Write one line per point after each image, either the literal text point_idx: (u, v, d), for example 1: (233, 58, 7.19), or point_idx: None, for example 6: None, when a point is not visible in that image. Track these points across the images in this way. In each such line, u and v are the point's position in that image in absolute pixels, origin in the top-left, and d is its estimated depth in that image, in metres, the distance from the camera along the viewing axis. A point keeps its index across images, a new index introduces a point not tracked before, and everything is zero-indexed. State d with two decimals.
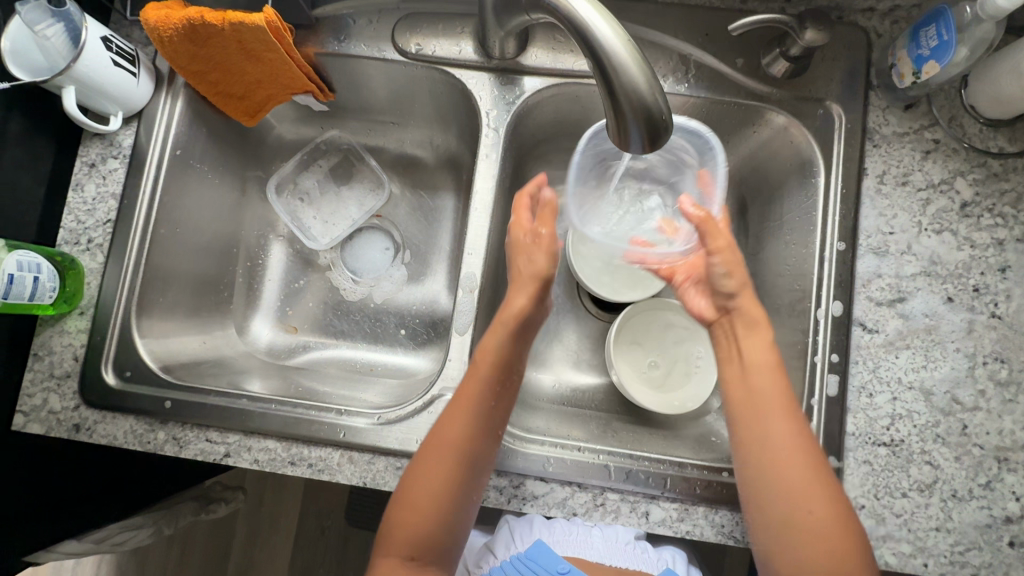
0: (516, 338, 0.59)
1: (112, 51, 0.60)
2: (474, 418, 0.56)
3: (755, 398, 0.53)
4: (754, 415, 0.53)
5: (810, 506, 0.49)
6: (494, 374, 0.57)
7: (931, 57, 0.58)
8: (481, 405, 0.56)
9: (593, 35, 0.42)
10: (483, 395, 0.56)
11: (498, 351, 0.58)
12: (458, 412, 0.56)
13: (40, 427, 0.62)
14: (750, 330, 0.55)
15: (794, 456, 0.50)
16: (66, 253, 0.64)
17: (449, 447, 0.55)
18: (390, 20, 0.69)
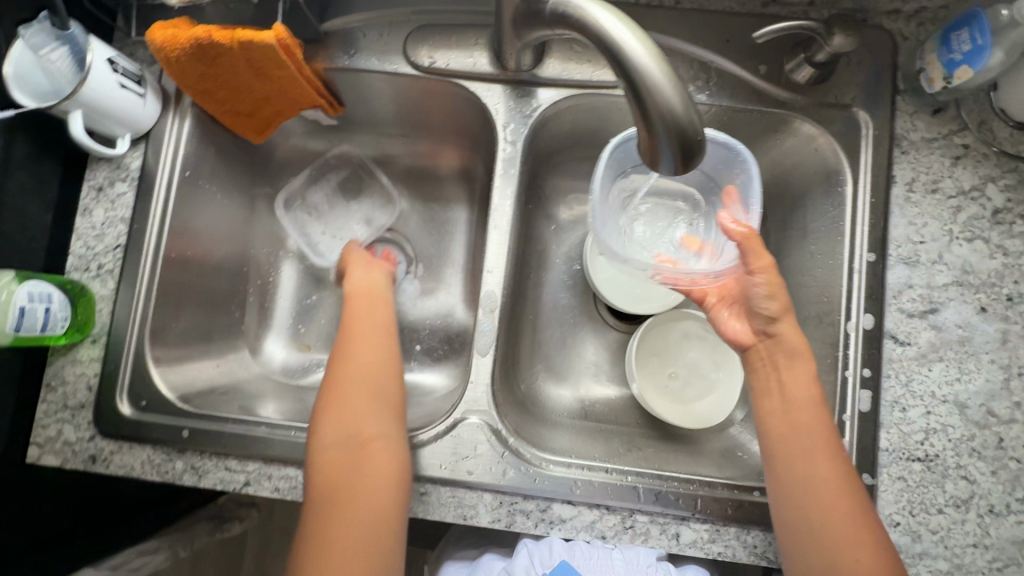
0: (380, 322, 0.64)
1: (118, 73, 0.59)
2: (361, 390, 0.57)
3: (799, 434, 0.53)
4: (796, 452, 0.53)
5: (844, 534, 0.50)
6: (367, 357, 0.60)
7: (964, 62, 0.56)
8: (363, 383, 0.58)
9: (625, 53, 0.41)
10: (364, 374, 0.59)
11: (369, 338, 0.62)
12: (338, 399, 0.57)
13: (56, 459, 0.61)
14: (796, 365, 0.55)
15: (836, 491, 0.51)
16: (76, 281, 0.63)
17: (343, 438, 0.55)
18: (400, 33, 0.68)
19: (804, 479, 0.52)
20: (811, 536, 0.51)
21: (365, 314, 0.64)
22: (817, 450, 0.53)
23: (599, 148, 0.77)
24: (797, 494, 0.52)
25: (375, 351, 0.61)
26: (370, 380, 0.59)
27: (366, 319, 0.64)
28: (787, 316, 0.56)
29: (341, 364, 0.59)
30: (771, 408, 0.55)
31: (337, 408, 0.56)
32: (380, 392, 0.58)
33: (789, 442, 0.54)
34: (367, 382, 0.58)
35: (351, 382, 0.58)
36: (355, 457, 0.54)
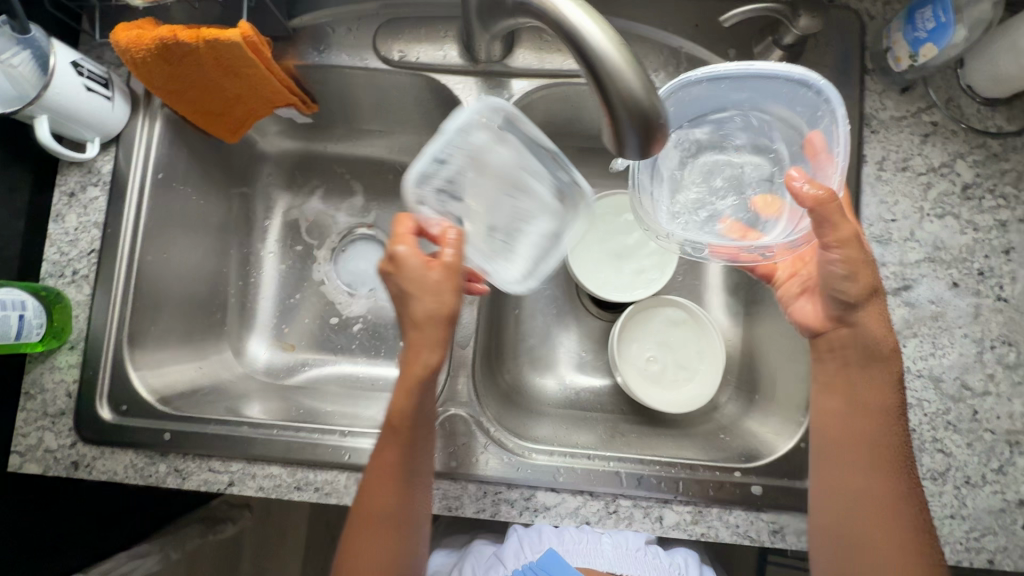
0: (411, 450, 0.52)
1: (83, 76, 0.58)
2: (389, 473, 0.52)
3: (855, 437, 0.53)
4: (850, 454, 0.53)
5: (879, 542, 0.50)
6: (394, 501, 0.52)
7: (928, 39, 0.57)
8: (388, 530, 0.52)
9: (584, 39, 0.41)
10: (387, 522, 0.52)
11: (399, 474, 0.52)
12: (358, 548, 0.52)
13: (37, 467, 0.60)
14: (867, 369, 0.53)
15: (885, 494, 0.51)
16: (51, 287, 0.62)
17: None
18: (370, 28, 0.67)
19: (854, 480, 0.53)
20: (842, 537, 0.52)
21: (399, 436, 0.52)
22: (876, 459, 0.52)
23: (575, 138, 0.77)
24: (845, 495, 0.53)
25: (403, 497, 0.52)
26: (396, 528, 0.53)
27: (397, 444, 0.52)
28: (875, 293, 0.52)
29: (368, 499, 0.52)
30: (845, 411, 0.54)
31: (358, 558, 0.52)
32: (404, 538, 0.53)
33: (851, 445, 0.53)
34: (392, 528, 0.52)
35: (375, 533, 0.52)
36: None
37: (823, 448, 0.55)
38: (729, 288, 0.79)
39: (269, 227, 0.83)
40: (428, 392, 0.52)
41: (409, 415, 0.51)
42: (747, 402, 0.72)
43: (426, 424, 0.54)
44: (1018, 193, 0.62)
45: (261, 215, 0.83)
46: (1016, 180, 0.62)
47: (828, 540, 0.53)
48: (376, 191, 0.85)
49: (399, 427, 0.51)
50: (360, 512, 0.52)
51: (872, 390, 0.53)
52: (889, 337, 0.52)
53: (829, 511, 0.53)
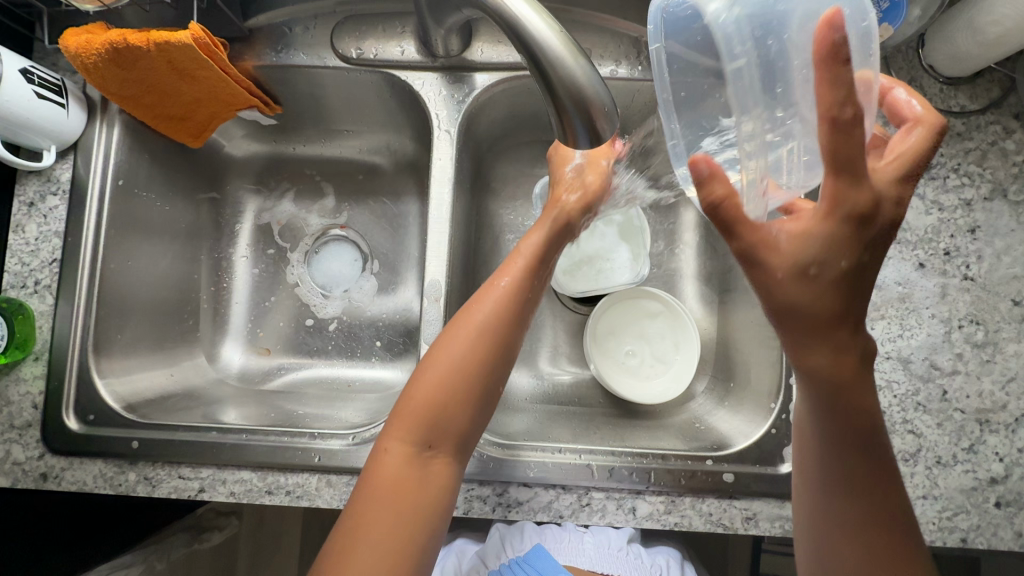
0: (533, 285, 0.55)
1: (35, 83, 0.57)
2: (466, 345, 0.50)
3: (841, 475, 0.43)
4: (840, 495, 0.44)
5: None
6: (498, 318, 0.51)
7: (883, 20, 0.56)
8: (482, 341, 0.50)
9: (523, 27, 0.40)
10: (485, 331, 0.51)
11: (510, 298, 0.52)
12: (449, 348, 0.50)
13: (6, 480, 0.60)
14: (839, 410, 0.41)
15: (879, 535, 0.43)
16: (13, 298, 0.62)
17: (436, 391, 0.49)
18: (327, 26, 0.67)
19: (843, 527, 0.44)
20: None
21: (527, 260, 0.56)
22: (864, 505, 0.43)
23: (541, 131, 0.76)
24: (828, 543, 0.46)
25: (506, 321, 0.52)
26: (490, 351, 0.50)
27: (526, 264, 0.55)
28: (799, 314, 0.37)
29: (472, 307, 0.52)
30: (829, 444, 0.43)
31: (443, 360, 0.50)
32: (492, 368, 0.50)
33: (841, 486, 0.44)
34: (486, 343, 0.50)
35: (468, 335, 0.50)
36: (437, 422, 0.48)
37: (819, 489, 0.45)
38: (702, 276, 0.79)
39: (239, 231, 0.82)
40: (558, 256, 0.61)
41: (540, 245, 0.58)
42: (723, 391, 0.72)
43: (546, 272, 0.58)
44: (983, 171, 0.62)
45: (231, 219, 0.82)
46: (980, 158, 0.62)
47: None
48: (346, 191, 0.84)
49: (529, 254, 0.56)
50: (459, 317, 0.52)
51: (849, 418, 0.41)
52: (840, 359, 0.39)
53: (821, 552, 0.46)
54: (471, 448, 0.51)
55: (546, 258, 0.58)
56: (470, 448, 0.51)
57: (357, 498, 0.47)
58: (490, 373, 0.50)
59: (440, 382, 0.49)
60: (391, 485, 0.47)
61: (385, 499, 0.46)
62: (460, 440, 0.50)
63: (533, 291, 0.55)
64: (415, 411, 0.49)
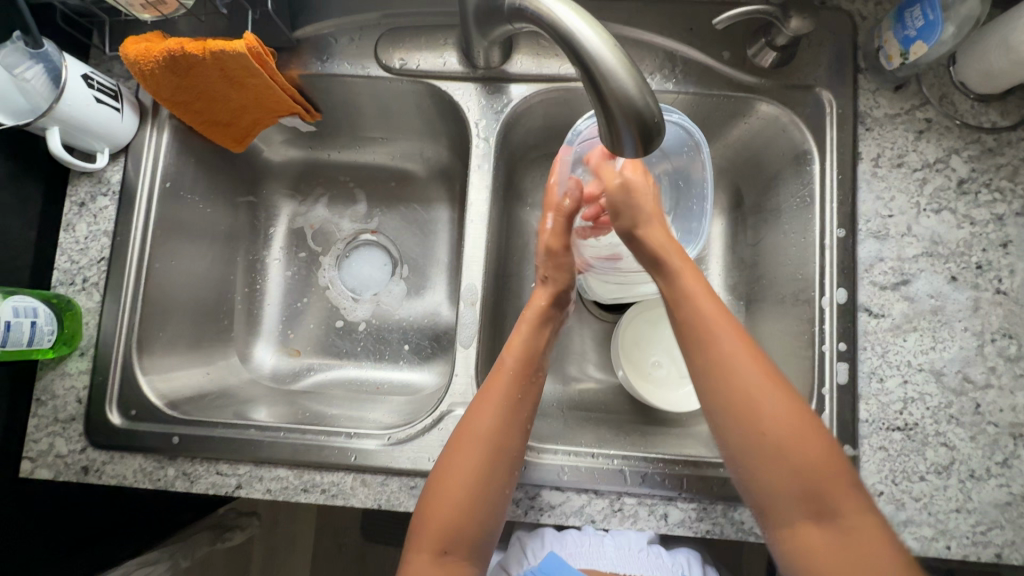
0: (528, 388, 0.58)
1: (94, 88, 0.60)
2: (473, 464, 0.54)
3: (734, 370, 0.51)
4: (745, 398, 0.50)
5: (830, 479, 0.48)
6: (498, 430, 0.55)
7: (918, 37, 0.58)
8: (485, 455, 0.54)
9: (578, 40, 0.42)
10: (483, 444, 0.54)
11: (505, 408, 0.56)
12: (455, 463, 0.54)
13: (49, 472, 0.61)
14: (693, 303, 0.55)
15: (791, 417, 0.49)
16: (62, 295, 0.64)
17: (448, 512, 0.53)
18: (371, 37, 0.69)
19: (747, 425, 0.50)
20: (775, 492, 0.49)
21: (517, 366, 0.59)
22: (768, 396, 0.50)
23: None
24: (750, 453, 0.50)
25: (507, 431, 0.55)
26: (496, 459, 0.55)
27: (518, 370, 0.59)
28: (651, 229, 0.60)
29: (472, 422, 0.56)
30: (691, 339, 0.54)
31: (449, 478, 0.54)
32: (497, 476, 0.54)
33: (722, 382, 0.51)
34: (489, 458, 0.54)
35: (472, 449, 0.54)
36: (453, 535, 0.53)
37: (718, 407, 0.51)
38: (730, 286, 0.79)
39: (274, 234, 0.84)
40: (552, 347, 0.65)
41: (531, 344, 0.61)
42: None
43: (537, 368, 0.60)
44: (1015, 186, 0.62)
45: (266, 222, 0.84)
46: (1012, 174, 0.62)
47: (775, 513, 0.49)
48: (378, 198, 0.86)
49: (520, 357, 0.59)
50: (460, 431, 0.56)
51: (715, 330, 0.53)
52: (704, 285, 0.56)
53: (755, 468, 0.50)
54: (488, 551, 0.55)
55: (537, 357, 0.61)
56: (487, 551, 0.55)
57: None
58: (498, 488, 0.54)
59: (450, 493, 0.53)
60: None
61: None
62: (478, 551, 0.54)
63: (529, 401, 0.58)
64: (433, 525, 0.53)
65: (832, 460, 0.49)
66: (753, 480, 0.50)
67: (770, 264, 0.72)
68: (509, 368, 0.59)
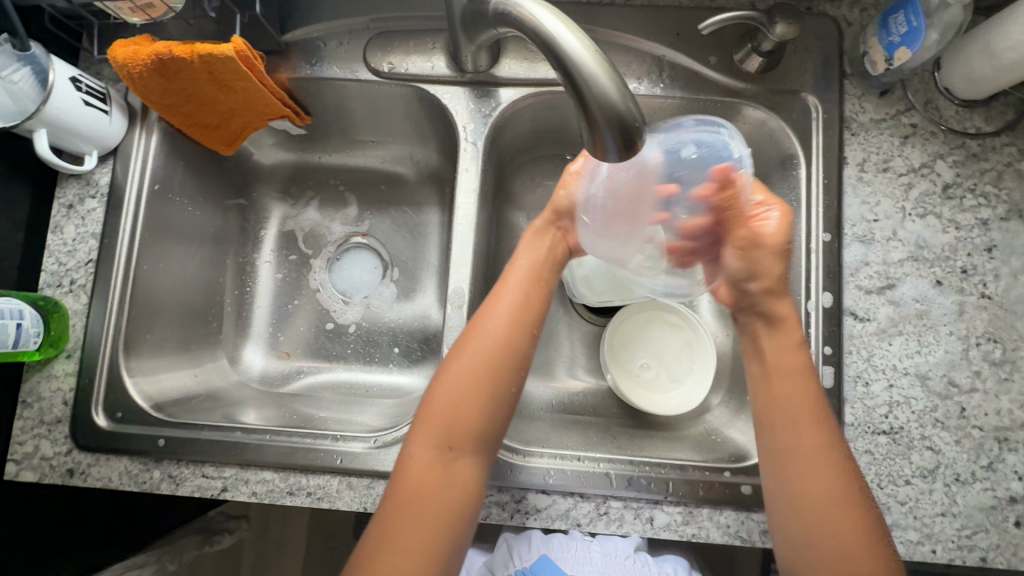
0: (537, 291, 0.59)
1: (82, 90, 0.60)
2: (478, 362, 0.54)
3: (779, 401, 0.54)
4: (788, 426, 0.53)
5: (846, 521, 0.49)
6: (506, 325, 0.56)
7: (902, 43, 0.58)
8: (495, 350, 0.55)
9: (559, 44, 0.42)
10: (490, 335, 0.55)
11: (515, 302, 0.58)
12: (463, 356, 0.55)
13: (33, 475, 0.61)
14: (775, 347, 0.56)
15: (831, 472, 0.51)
16: (49, 297, 0.64)
17: (452, 401, 0.53)
18: (361, 41, 0.69)
19: (786, 453, 0.53)
20: (801, 530, 0.50)
21: (527, 272, 0.60)
22: (818, 454, 0.52)
23: (562, 146, 0.78)
24: (784, 481, 0.52)
25: (515, 329, 0.56)
26: (505, 353, 0.55)
27: (527, 275, 0.60)
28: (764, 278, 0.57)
29: (483, 321, 0.57)
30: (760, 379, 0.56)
31: (456, 368, 0.54)
32: (505, 372, 0.55)
33: (776, 406, 0.55)
34: (496, 349, 0.55)
35: (479, 340, 0.55)
36: (456, 426, 0.53)
37: (765, 431, 0.55)
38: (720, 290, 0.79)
39: (264, 237, 0.84)
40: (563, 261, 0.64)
41: (538, 250, 0.62)
42: (738, 404, 0.72)
43: (547, 278, 0.61)
44: (999, 191, 0.63)
45: (256, 225, 0.84)
46: (996, 179, 0.63)
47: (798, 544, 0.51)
48: (369, 201, 0.86)
49: (530, 262, 0.61)
50: (471, 329, 0.57)
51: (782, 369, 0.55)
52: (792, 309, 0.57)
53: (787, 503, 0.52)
54: (492, 451, 0.54)
55: (547, 266, 0.61)
56: (491, 452, 0.55)
57: (387, 496, 0.52)
58: (503, 386, 0.54)
59: (454, 386, 0.54)
60: (418, 485, 0.51)
61: (410, 501, 0.50)
62: (480, 447, 0.53)
63: (538, 306, 0.59)
64: (437, 416, 0.53)
65: (853, 503, 0.50)
66: (781, 511, 0.52)
67: None
68: (519, 273, 0.60)
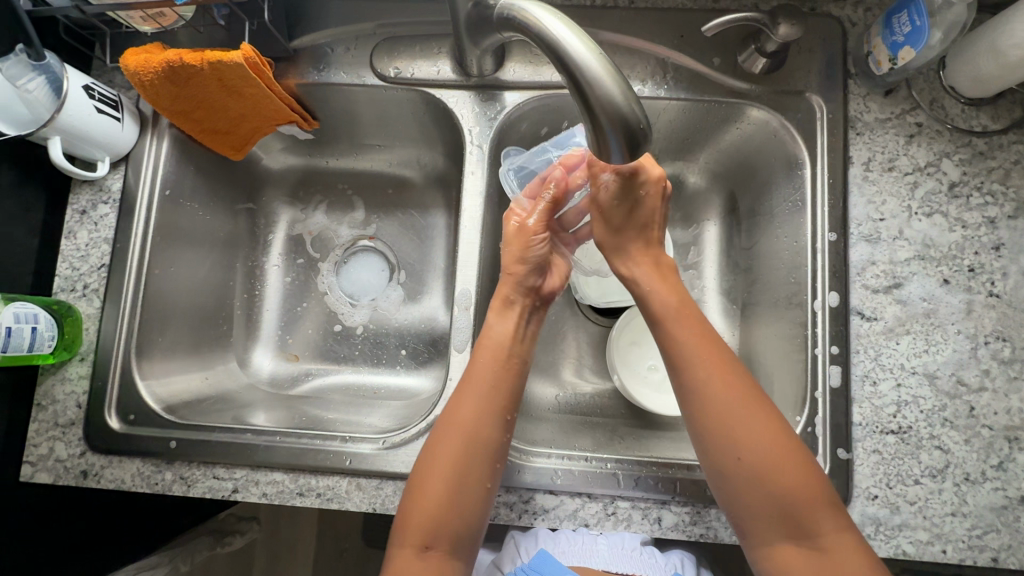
0: (508, 374, 0.58)
1: (95, 98, 0.61)
2: (450, 461, 0.53)
3: (710, 386, 0.52)
4: (721, 414, 0.51)
5: (786, 455, 0.49)
6: (475, 418, 0.55)
7: (906, 42, 0.58)
8: (465, 443, 0.54)
9: (564, 49, 0.42)
10: (465, 431, 0.54)
11: (484, 392, 0.56)
12: (439, 451, 0.54)
13: (48, 476, 0.62)
14: (681, 327, 0.55)
15: (768, 437, 0.50)
16: (63, 301, 0.65)
17: (429, 504, 0.52)
18: (367, 46, 0.70)
19: (721, 438, 0.51)
20: (756, 515, 0.49)
21: (494, 352, 0.58)
22: (740, 403, 0.51)
23: None
24: (728, 469, 0.50)
25: (483, 419, 0.55)
26: (474, 450, 0.54)
27: (494, 356, 0.58)
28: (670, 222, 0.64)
29: (453, 411, 0.56)
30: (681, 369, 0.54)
31: (433, 469, 0.53)
32: (476, 464, 0.54)
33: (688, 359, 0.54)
34: (469, 447, 0.54)
35: (452, 437, 0.54)
36: (436, 527, 0.52)
37: (696, 423, 0.52)
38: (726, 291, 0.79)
39: (273, 241, 0.85)
40: (533, 333, 0.63)
41: (505, 329, 0.60)
42: None
43: (518, 354, 0.60)
44: (1006, 190, 0.62)
45: (265, 229, 0.85)
46: (1003, 177, 0.63)
47: (757, 532, 0.50)
48: (376, 204, 0.87)
49: (496, 342, 0.59)
50: (445, 421, 0.56)
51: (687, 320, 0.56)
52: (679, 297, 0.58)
53: (734, 492, 0.50)
54: (472, 544, 0.53)
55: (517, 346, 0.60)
56: (473, 543, 0.54)
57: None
58: (477, 485, 0.53)
59: (432, 489, 0.53)
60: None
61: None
62: (461, 548, 0.53)
63: (509, 395, 0.57)
64: (415, 519, 0.52)
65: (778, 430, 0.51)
66: (733, 500, 0.50)
67: (763, 268, 0.72)
68: (486, 359, 0.58)
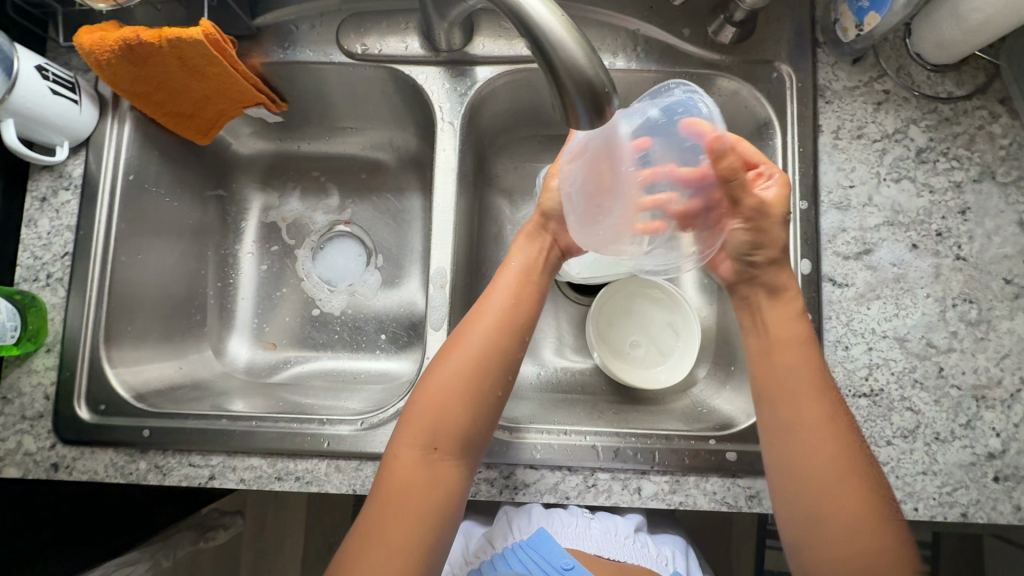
0: (526, 294, 0.58)
1: (49, 79, 0.59)
2: (466, 365, 0.54)
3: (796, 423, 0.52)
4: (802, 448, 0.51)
5: (859, 514, 0.48)
6: (495, 323, 0.56)
7: (870, 8, 0.59)
8: (480, 351, 0.54)
9: (523, 8, 0.41)
10: (485, 335, 0.55)
11: (505, 305, 0.57)
12: (451, 354, 0.55)
13: (17, 470, 0.60)
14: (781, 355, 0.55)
15: (844, 474, 0.50)
16: (26, 291, 0.63)
17: (441, 401, 0.53)
18: (333, 23, 0.69)
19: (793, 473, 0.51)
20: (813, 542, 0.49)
21: (519, 272, 0.60)
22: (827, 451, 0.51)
23: (541, 127, 0.79)
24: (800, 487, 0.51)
25: (503, 332, 0.56)
26: (491, 360, 0.55)
27: (520, 278, 0.59)
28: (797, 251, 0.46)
29: (466, 323, 0.56)
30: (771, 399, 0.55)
31: (449, 363, 0.54)
32: (491, 375, 0.54)
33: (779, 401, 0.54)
34: (486, 350, 0.54)
35: (469, 344, 0.55)
36: (439, 428, 0.52)
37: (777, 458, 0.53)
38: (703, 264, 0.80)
39: (246, 228, 0.84)
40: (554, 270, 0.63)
41: (534, 256, 0.61)
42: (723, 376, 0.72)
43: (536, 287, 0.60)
44: (971, 154, 0.63)
45: (236, 217, 0.83)
46: (969, 142, 0.64)
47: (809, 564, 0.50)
48: (350, 188, 0.86)
49: (523, 264, 0.60)
50: (458, 331, 0.57)
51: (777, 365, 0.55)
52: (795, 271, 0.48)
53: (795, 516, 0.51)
54: (479, 454, 0.53)
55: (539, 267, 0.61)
56: (475, 455, 0.54)
57: (369, 507, 0.50)
58: (487, 404, 0.54)
59: (442, 393, 0.53)
60: (401, 493, 0.50)
61: (396, 504, 0.49)
62: (466, 455, 0.53)
63: (530, 310, 0.58)
64: (422, 418, 0.53)
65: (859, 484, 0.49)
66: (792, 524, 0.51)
67: None
68: (509, 275, 0.60)
